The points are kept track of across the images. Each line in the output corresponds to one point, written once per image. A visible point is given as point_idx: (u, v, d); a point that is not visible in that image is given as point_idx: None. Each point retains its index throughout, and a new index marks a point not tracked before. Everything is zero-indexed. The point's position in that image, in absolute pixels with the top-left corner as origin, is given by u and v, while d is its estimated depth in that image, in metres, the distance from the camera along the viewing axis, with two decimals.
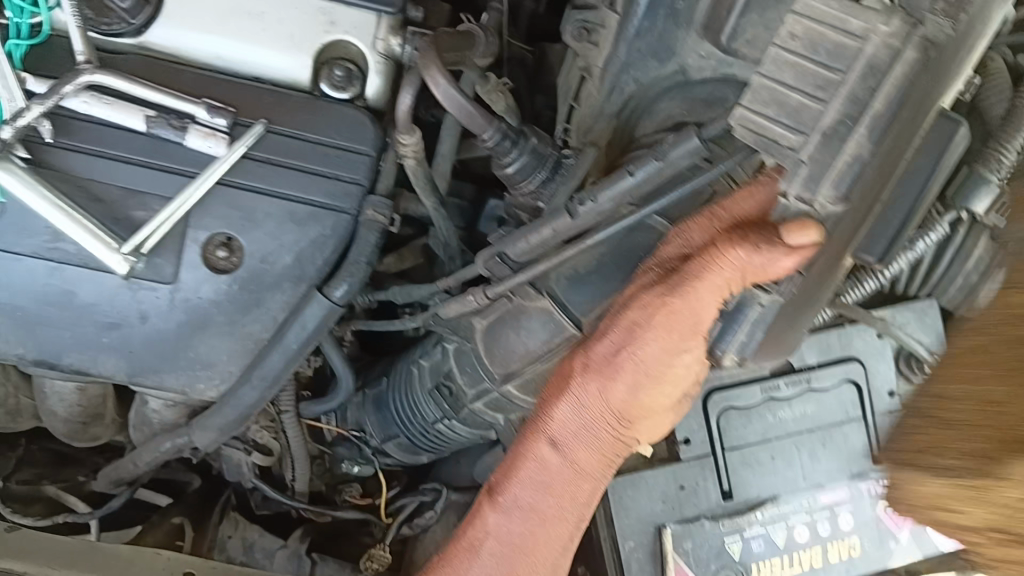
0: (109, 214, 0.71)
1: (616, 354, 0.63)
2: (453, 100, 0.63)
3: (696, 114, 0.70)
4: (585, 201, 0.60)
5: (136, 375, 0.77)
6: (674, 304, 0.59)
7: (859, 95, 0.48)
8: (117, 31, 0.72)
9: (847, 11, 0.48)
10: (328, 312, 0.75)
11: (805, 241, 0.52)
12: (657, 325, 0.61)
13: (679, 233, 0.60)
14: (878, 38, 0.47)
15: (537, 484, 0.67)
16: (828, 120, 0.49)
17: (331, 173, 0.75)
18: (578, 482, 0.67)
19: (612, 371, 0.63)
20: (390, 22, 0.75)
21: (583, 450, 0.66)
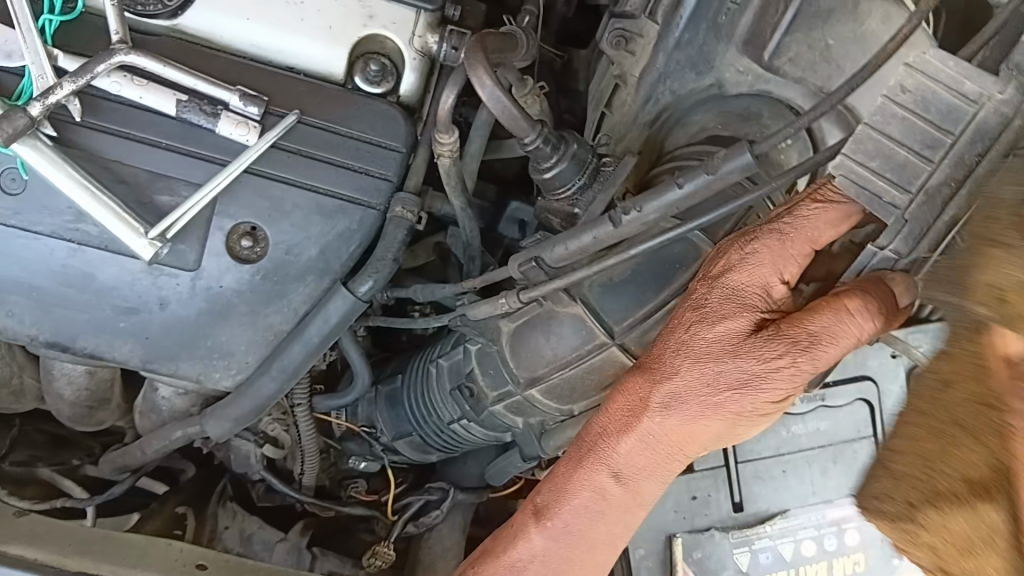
0: (135, 198, 0.71)
1: (721, 401, 0.63)
2: (498, 102, 0.63)
3: (733, 129, 0.71)
4: (630, 210, 0.61)
5: (151, 362, 0.76)
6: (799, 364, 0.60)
7: (965, 157, 0.56)
8: (151, 12, 0.71)
9: (962, 74, 0.55)
10: (353, 307, 0.75)
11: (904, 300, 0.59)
12: (773, 383, 0.61)
13: (755, 269, 0.61)
14: (991, 104, 0.55)
15: (589, 510, 0.68)
16: (933, 181, 0.56)
17: (361, 167, 0.74)
18: (633, 506, 0.68)
19: (719, 418, 0.64)
20: (429, 19, 0.74)
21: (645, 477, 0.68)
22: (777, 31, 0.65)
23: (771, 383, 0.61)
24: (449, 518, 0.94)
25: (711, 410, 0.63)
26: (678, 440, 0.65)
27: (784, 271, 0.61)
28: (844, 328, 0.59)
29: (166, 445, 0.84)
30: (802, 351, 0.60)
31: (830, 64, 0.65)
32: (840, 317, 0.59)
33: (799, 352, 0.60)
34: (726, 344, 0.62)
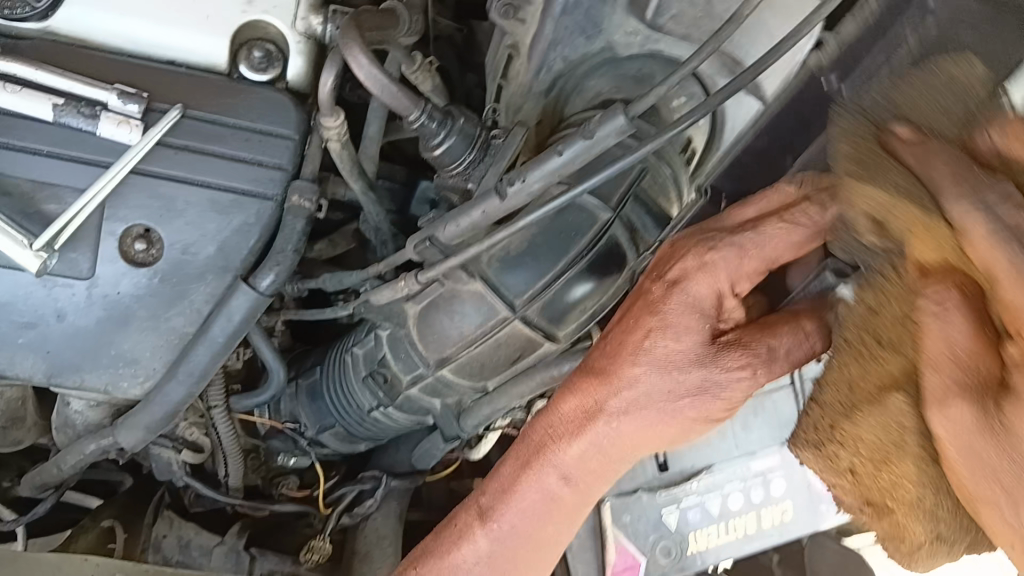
0: (19, 208, 0.68)
1: (679, 407, 0.58)
2: (377, 81, 0.62)
3: (626, 90, 0.71)
4: (514, 182, 0.62)
5: (56, 376, 0.73)
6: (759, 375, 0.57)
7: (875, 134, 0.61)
8: (21, 16, 0.69)
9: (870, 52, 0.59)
10: (256, 302, 0.73)
11: None
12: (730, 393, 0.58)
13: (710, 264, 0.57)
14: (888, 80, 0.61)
15: (532, 510, 0.64)
16: None
17: (253, 158, 0.72)
18: (563, 518, 0.64)
19: (668, 425, 0.60)
20: (311, 1, 0.73)
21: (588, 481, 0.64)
22: None
23: (731, 393, 0.57)
24: (385, 506, 0.95)
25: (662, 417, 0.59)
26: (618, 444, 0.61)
27: (740, 284, 0.58)
28: (803, 347, 0.57)
29: (82, 459, 0.81)
30: (763, 364, 0.56)
31: (714, 18, 0.66)
32: (797, 337, 0.57)
33: (761, 364, 0.57)
34: (690, 353, 0.57)
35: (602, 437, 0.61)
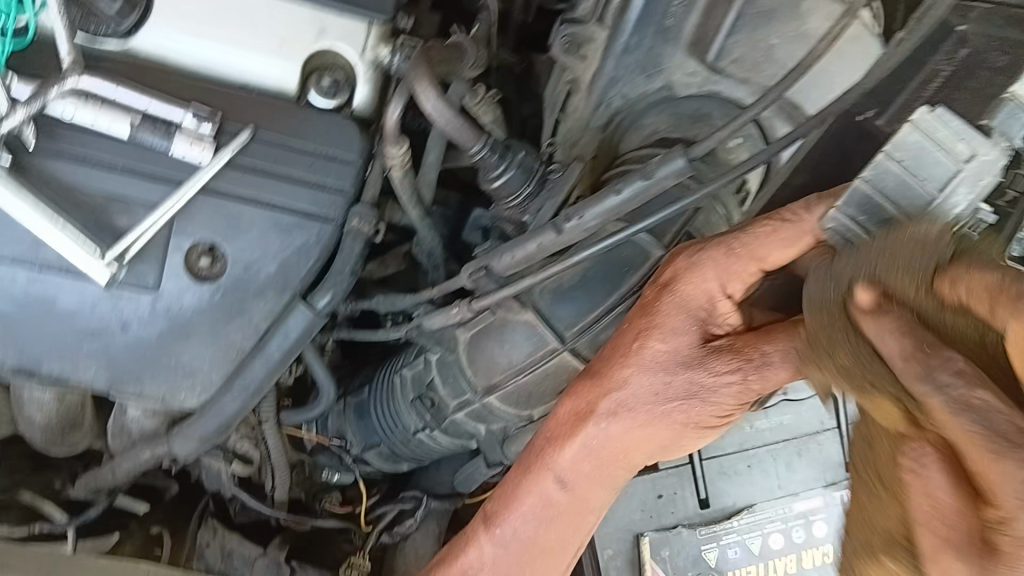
0: (92, 219, 0.71)
1: (667, 410, 0.64)
2: (442, 114, 0.65)
3: (684, 130, 0.71)
4: (571, 218, 0.64)
5: (117, 385, 0.76)
6: (748, 381, 0.61)
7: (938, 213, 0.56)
8: (104, 35, 0.71)
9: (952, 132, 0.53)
10: (311, 322, 0.76)
11: None
12: (719, 399, 0.62)
13: (694, 272, 0.62)
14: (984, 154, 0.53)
15: (534, 515, 0.71)
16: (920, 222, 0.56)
17: (317, 181, 0.75)
18: (579, 516, 0.70)
19: (696, 421, 0.63)
20: (380, 31, 0.75)
21: (589, 487, 0.69)
22: (720, 33, 0.67)
23: (720, 398, 0.62)
24: (424, 526, 0.98)
25: (692, 411, 0.63)
26: (620, 452, 0.67)
27: (732, 287, 0.62)
28: (797, 357, 0.59)
29: (136, 466, 0.84)
30: (752, 369, 0.60)
31: (772, 63, 0.68)
32: (792, 345, 0.59)
33: (751, 369, 0.60)
34: (674, 357, 0.63)
35: (593, 439, 0.66)
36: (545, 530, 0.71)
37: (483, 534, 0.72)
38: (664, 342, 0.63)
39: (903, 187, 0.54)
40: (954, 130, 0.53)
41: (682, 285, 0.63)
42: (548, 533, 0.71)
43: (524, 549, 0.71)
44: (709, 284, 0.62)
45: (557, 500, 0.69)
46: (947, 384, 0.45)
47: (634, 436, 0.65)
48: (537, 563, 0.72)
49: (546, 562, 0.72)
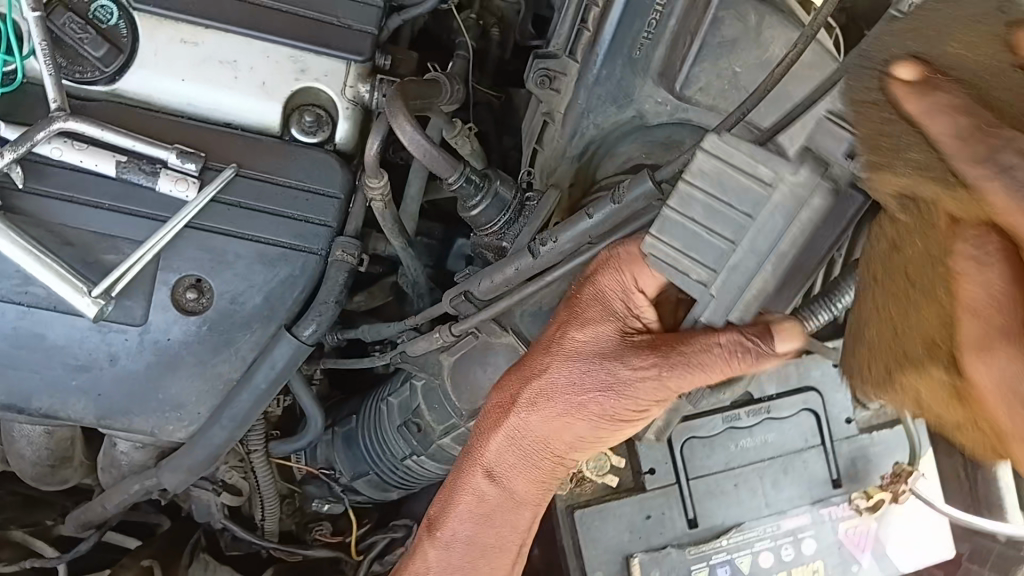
0: (79, 257, 0.72)
1: (586, 400, 0.68)
2: (420, 147, 0.67)
3: (656, 157, 0.72)
4: (547, 242, 0.66)
5: (106, 418, 0.76)
6: (662, 377, 0.64)
7: (760, 241, 0.56)
8: (89, 79, 0.72)
9: (755, 157, 0.54)
10: (297, 351, 0.77)
11: (789, 343, 0.60)
12: (635, 393, 0.66)
13: (613, 267, 0.65)
14: (784, 186, 0.54)
15: (474, 517, 0.73)
16: (734, 259, 0.57)
17: (300, 215, 0.76)
18: (517, 510, 0.74)
19: (611, 414, 0.68)
20: (359, 70, 0.77)
21: (521, 483, 0.73)
22: (685, 64, 0.69)
23: (635, 392, 0.66)
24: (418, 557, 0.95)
25: (607, 403, 0.67)
26: (544, 443, 0.71)
27: (645, 283, 0.65)
28: (709, 357, 0.61)
29: (127, 499, 0.84)
30: (665, 364, 0.64)
31: (738, 89, 0.69)
32: (703, 342, 0.61)
33: (666, 365, 0.64)
34: (596, 347, 0.67)
35: (517, 427, 0.70)
36: (487, 532, 0.74)
37: (427, 539, 0.75)
38: (579, 335, 0.68)
39: (712, 213, 0.57)
40: (747, 153, 0.55)
41: (599, 279, 0.66)
42: (488, 530, 0.74)
43: (473, 549, 0.74)
44: (624, 282, 0.65)
45: (491, 495, 0.73)
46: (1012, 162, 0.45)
47: (550, 425, 0.70)
48: (483, 564, 0.74)
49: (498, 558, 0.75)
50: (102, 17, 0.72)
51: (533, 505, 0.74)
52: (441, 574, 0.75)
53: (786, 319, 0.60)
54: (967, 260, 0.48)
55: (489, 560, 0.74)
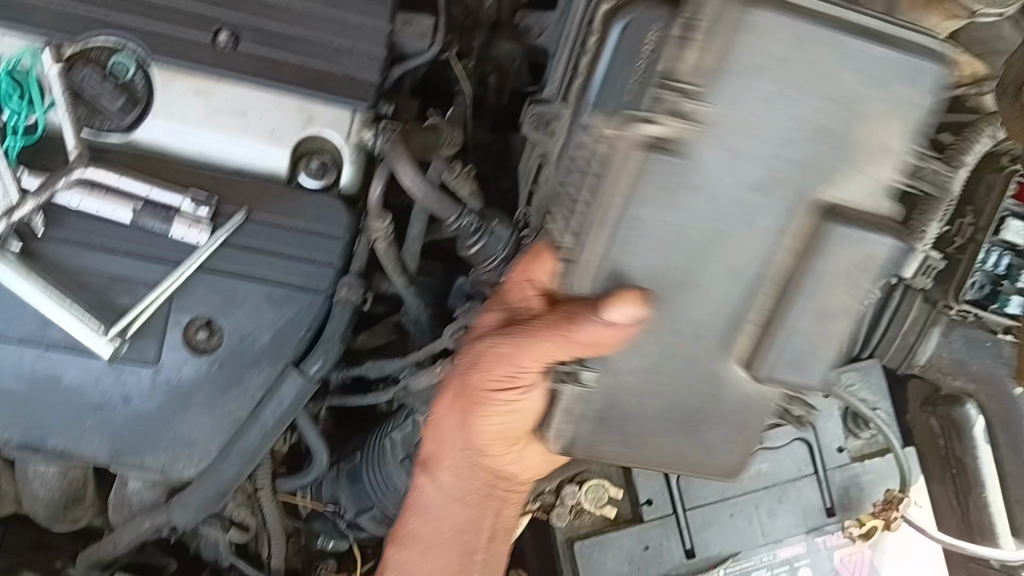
0: (95, 300, 0.76)
1: (476, 389, 0.74)
2: (421, 187, 0.72)
3: None
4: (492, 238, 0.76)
5: (118, 456, 0.79)
6: (518, 356, 0.70)
7: (609, 193, 0.62)
8: (107, 130, 0.76)
9: (608, 125, 0.63)
10: (304, 387, 0.80)
11: (616, 312, 0.64)
12: (506, 378, 0.71)
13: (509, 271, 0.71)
14: (621, 144, 0.62)
15: (421, 515, 0.81)
16: (590, 218, 0.64)
17: (306, 257, 0.80)
18: (455, 507, 0.81)
19: (479, 394, 0.74)
20: (363, 118, 0.81)
21: (451, 481, 0.80)
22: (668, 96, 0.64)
23: (508, 375, 0.71)
24: None
25: (477, 379, 0.74)
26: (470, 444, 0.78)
27: (535, 280, 0.69)
28: (550, 341, 0.67)
29: (136, 535, 0.86)
30: (518, 348, 0.70)
31: None
32: (552, 329, 0.67)
33: (519, 349, 0.70)
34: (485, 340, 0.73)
35: (436, 425, 0.78)
36: (430, 528, 0.82)
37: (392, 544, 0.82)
38: (473, 327, 0.76)
39: (582, 179, 0.65)
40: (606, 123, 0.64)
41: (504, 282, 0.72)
42: (435, 528, 0.81)
43: (427, 548, 0.82)
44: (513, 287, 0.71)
45: (427, 492, 0.81)
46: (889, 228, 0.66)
47: (458, 418, 0.77)
48: (434, 559, 0.82)
49: (447, 558, 0.82)
50: (120, 72, 0.76)
51: (470, 502, 0.81)
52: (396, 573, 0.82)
53: (628, 288, 0.65)
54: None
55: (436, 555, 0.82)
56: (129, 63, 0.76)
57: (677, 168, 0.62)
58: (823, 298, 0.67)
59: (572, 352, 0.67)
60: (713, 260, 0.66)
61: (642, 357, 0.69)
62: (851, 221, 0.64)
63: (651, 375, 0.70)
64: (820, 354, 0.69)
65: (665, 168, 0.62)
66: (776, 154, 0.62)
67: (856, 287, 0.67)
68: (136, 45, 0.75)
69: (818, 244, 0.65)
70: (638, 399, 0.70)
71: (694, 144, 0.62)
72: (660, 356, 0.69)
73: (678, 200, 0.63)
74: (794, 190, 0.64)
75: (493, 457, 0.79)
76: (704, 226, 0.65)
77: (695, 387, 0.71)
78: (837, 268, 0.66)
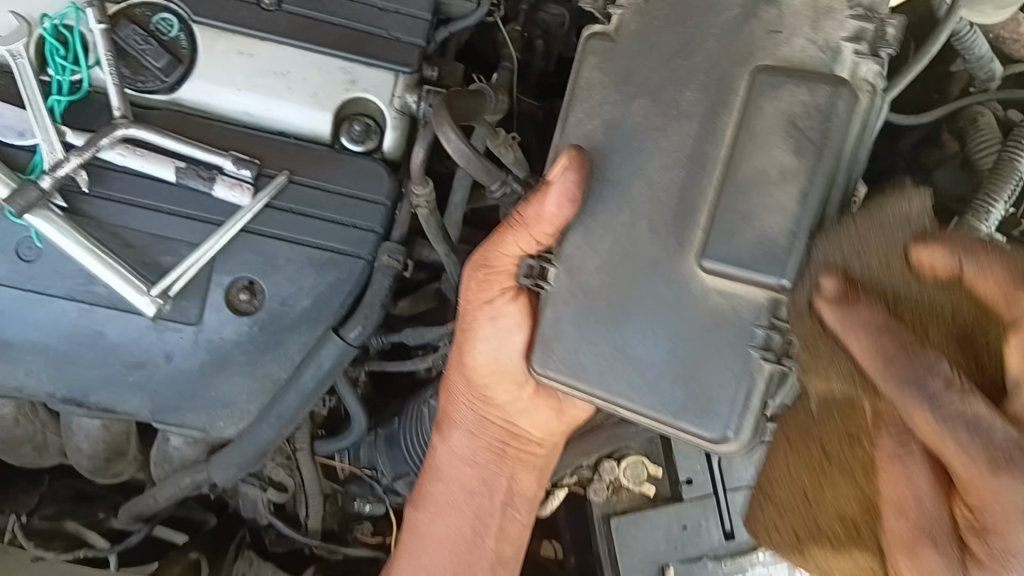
0: (139, 259, 0.76)
1: (466, 334, 0.78)
2: (464, 155, 0.69)
3: (666, 116, 0.61)
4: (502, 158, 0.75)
5: (159, 414, 0.80)
6: (490, 264, 0.72)
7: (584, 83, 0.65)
8: (151, 88, 0.76)
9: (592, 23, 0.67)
10: (343, 352, 0.78)
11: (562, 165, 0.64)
12: (481, 292, 0.73)
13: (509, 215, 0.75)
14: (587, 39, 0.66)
15: (431, 472, 0.85)
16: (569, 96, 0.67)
17: (348, 221, 0.79)
18: (462, 466, 0.84)
19: (464, 317, 0.77)
20: (407, 81, 0.79)
21: (460, 436, 0.84)
22: None
23: (485, 293, 0.73)
24: None
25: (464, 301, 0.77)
26: (475, 390, 0.81)
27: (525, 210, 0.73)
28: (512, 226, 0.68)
29: (176, 492, 0.87)
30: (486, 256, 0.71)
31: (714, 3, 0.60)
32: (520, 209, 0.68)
33: (490, 261, 0.72)
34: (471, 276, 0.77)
35: (450, 378, 0.82)
36: (440, 486, 0.85)
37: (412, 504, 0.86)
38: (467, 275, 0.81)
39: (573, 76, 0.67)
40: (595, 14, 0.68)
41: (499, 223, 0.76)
42: (445, 487, 0.85)
43: (438, 509, 0.85)
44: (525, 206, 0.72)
45: (440, 451, 0.84)
46: (940, 389, 0.49)
47: (461, 368, 0.81)
48: (441, 521, 0.85)
49: (458, 520, 0.85)
50: (163, 30, 0.75)
51: (479, 461, 0.84)
52: (410, 533, 0.85)
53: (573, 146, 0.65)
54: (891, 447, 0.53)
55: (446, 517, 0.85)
56: (172, 21, 0.75)
57: (607, 51, 0.64)
58: (758, 158, 0.57)
59: (529, 217, 0.66)
60: (672, 135, 0.61)
61: (597, 249, 0.64)
62: (783, 78, 0.57)
63: (611, 279, 0.63)
64: (769, 237, 0.57)
65: (597, 52, 0.65)
66: (659, 45, 0.62)
67: (799, 144, 0.56)
68: (177, 4, 0.75)
69: (751, 100, 0.58)
70: (605, 308, 0.63)
71: (622, 24, 0.64)
72: (612, 249, 0.63)
73: (628, 88, 0.63)
74: (727, 62, 0.60)
75: (499, 401, 0.82)
76: (640, 113, 0.63)
77: (660, 302, 0.61)
78: (766, 124, 0.57)
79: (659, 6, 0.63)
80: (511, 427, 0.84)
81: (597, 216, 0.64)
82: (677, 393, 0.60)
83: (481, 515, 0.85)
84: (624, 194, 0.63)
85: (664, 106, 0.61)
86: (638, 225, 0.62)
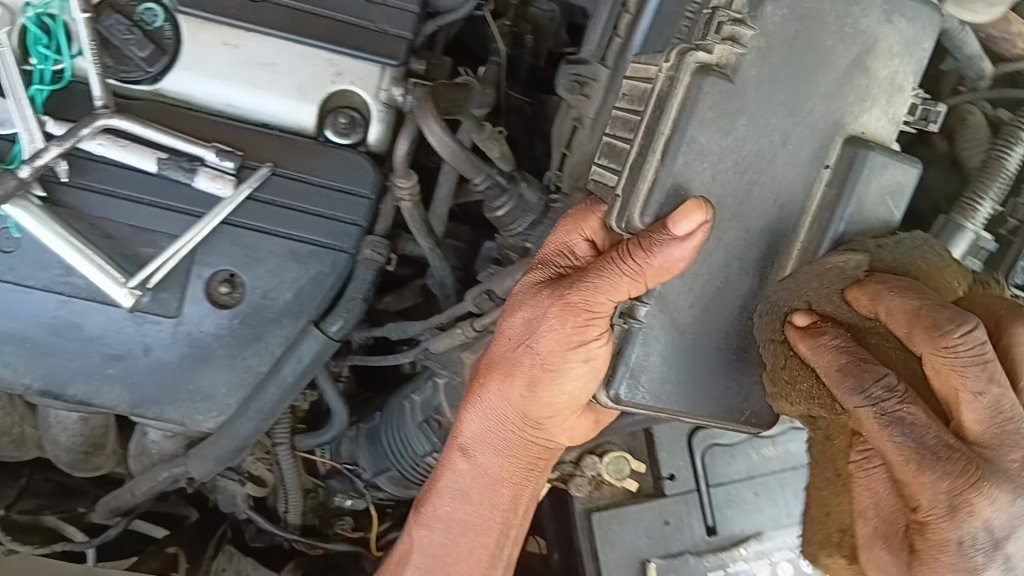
0: (120, 250, 0.75)
1: (520, 359, 0.71)
2: (447, 148, 0.69)
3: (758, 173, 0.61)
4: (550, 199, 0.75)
5: (139, 407, 0.79)
6: (574, 304, 0.66)
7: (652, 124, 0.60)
8: (134, 78, 0.75)
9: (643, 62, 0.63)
10: (325, 346, 0.78)
11: (690, 223, 0.58)
12: (563, 334, 0.67)
13: (559, 238, 0.68)
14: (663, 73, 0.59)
15: (453, 491, 0.78)
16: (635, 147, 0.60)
17: (331, 214, 0.78)
18: (497, 487, 0.78)
19: (547, 356, 0.69)
20: (394, 74, 0.79)
21: (493, 457, 0.77)
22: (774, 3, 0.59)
23: (570, 335, 0.66)
24: None
25: (528, 337, 0.69)
26: (519, 413, 0.74)
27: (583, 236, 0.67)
28: (614, 280, 0.62)
29: (154, 486, 0.86)
30: (579, 304, 0.65)
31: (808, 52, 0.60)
32: (621, 265, 0.61)
33: (580, 305, 0.65)
34: (529, 307, 0.69)
35: (488, 402, 0.74)
36: (468, 506, 0.78)
37: (414, 519, 0.79)
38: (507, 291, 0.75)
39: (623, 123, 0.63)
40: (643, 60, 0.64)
41: (545, 244, 0.70)
42: (470, 506, 0.78)
43: (466, 525, 0.79)
44: (562, 246, 0.68)
45: (466, 471, 0.77)
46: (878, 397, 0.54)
47: (507, 392, 0.73)
48: (470, 540, 0.79)
49: (484, 533, 0.79)
50: (148, 20, 0.74)
51: (511, 480, 0.78)
52: (424, 553, 0.79)
53: (688, 199, 0.58)
54: (874, 423, 0.55)
55: (482, 529, 0.79)
56: (158, 11, 0.74)
57: (723, 91, 0.58)
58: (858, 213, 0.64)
59: (652, 277, 0.60)
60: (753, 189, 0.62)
61: (696, 291, 0.63)
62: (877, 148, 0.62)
63: (704, 312, 0.64)
64: None
65: (714, 89, 0.58)
66: (778, 91, 0.60)
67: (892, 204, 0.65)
68: None
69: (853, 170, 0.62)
70: (700, 340, 0.64)
71: (740, 64, 0.59)
72: (710, 288, 0.63)
73: (727, 123, 0.59)
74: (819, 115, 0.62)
75: (546, 423, 0.75)
76: (745, 158, 0.60)
77: (743, 327, 0.65)
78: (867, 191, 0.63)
79: (774, 53, 0.59)
80: (549, 442, 0.78)
81: (699, 262, 0.63)
82: (773, 393, 0.68)
83: (508, 526, 0.80)
84: (722, 238, 0.62)
85: (775, 149, 0.61)
86: (733, 268, 0.63)
